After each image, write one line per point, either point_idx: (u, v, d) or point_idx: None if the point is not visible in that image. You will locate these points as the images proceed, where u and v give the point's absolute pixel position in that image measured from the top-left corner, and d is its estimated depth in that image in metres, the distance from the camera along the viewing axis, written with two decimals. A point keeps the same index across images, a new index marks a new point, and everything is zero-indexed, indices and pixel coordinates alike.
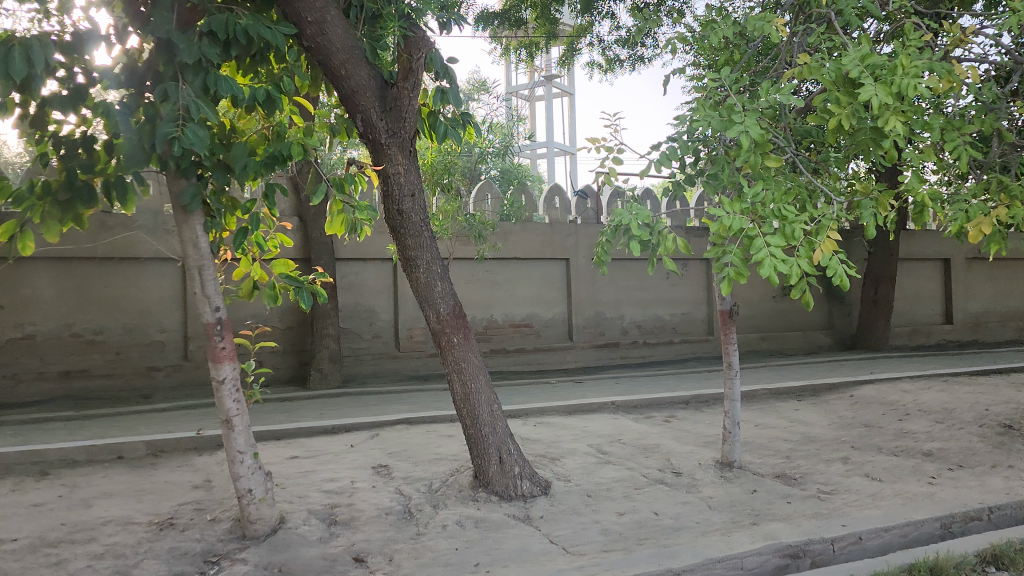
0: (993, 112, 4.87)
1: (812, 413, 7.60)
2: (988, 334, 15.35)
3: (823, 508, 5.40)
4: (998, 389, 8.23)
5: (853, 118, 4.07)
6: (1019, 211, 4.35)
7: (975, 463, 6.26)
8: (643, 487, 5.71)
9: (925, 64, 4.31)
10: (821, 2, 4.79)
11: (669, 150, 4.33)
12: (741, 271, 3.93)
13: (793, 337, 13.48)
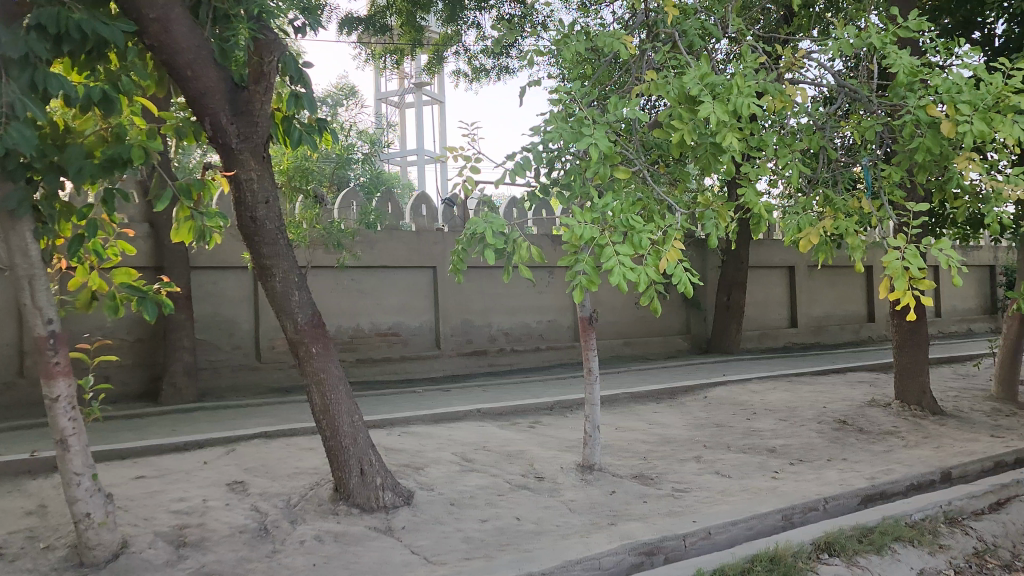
0: (821, 131, 5.25)
1: (669, 415, 7.91)
2: (829, 337, 16.48)
3: (677, 506, 5.62)
4: (835, 387, 8.85)
5: (694, 133, 4.33)
6: (843, 223, 4.70)
7: (814, 457, 6.71)
8: (505, 493, 5.76)
9: (758, 86, 4.67)
10: (668, 22, 5.05)
11: (524, 160, 4.42)
12: (593, 279, 4.08)
13: (654, 342, 14.01)
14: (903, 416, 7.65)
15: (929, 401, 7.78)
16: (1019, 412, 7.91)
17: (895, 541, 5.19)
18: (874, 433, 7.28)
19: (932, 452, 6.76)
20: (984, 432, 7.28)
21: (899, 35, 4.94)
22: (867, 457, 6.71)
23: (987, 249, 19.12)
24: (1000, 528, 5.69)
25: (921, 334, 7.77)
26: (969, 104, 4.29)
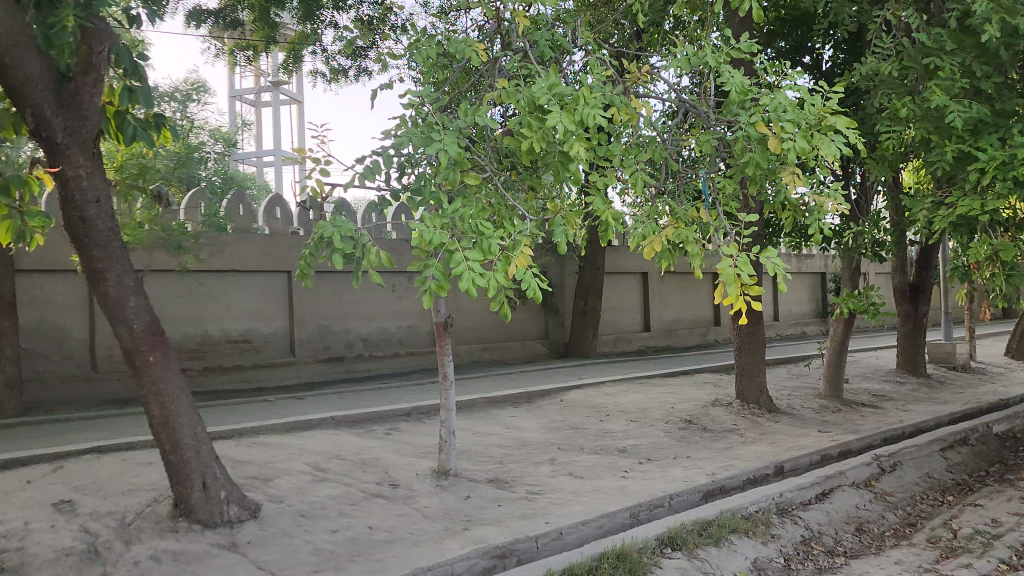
0: (663, 144, 5.48)
1: (525, 419, 8.02)
2: (679, 340, 17.26)
3: (530, 509, 5.70)
4: (681, 389, 9.27)
5: (543, 141, 4.42)
6: (684, 232, 4.93)
7: (662, 456, 6.99)
8: (358, 503, 5.65)
9: (605, 98, 4.83)
10: (519, 32, 5.15)
11: (374, 164, 4.36)
12: (442, 284, 4.07)
13: (514, 347, 14.20)
14: (742, 414, 8.11)
15: (766, 400, 8.29)
16: (842, 409, 8.58)
17: (732, 533, 5.49)
18: (717, 431, 7.67)
19: (767, 448, 7.20)
20: (812, 428, 7.84)
21: (731, 54, 5.26)
22: (710, 454, 7.06)
23: (817, 257, 20.64)
24: (825, 517, 6.13)
25: (758, 338, 8.27)
26: (793, 122, 4.63)
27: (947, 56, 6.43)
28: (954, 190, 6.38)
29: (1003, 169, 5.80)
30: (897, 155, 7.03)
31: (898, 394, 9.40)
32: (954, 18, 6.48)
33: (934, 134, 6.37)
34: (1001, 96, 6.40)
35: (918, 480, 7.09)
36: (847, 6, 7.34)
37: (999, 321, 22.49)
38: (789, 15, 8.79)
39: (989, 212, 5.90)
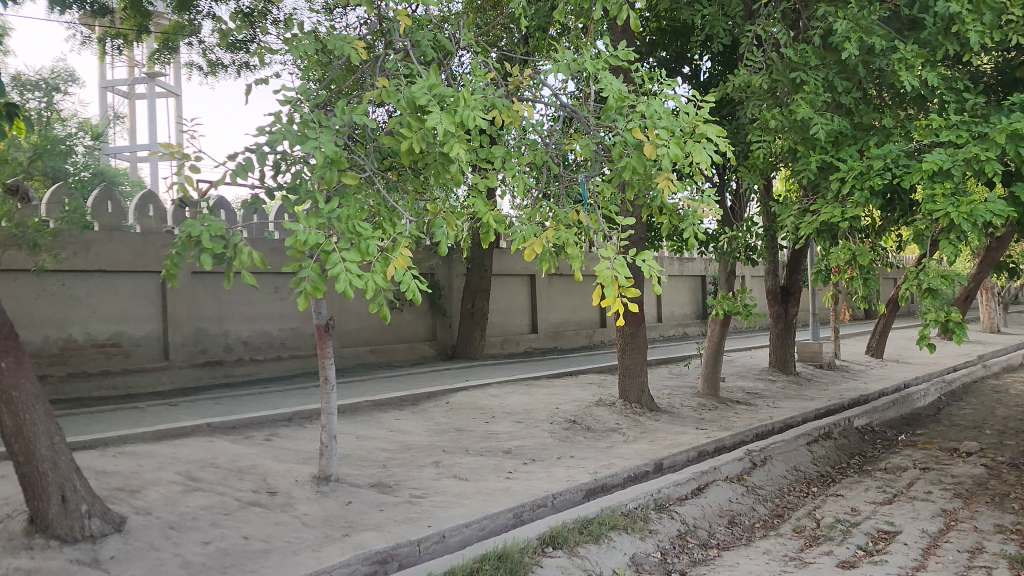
0: (544, 147, 5.55)
1: (410, 422, 7.94)
2: (565, 341, 17.57)
3: (413, 513, 5.64)
4: (566, 389, 9.42)
5: (423, 142, 4.39)
6: (563, 234, 5.01)
7: (545, 456, 7.07)
8: (233, 512, 5.44)
9: (486, 100, 4.85)
10: (400, 31, 5.11)
11: (247, 161, 4.20)
12: (318, 286, 3.95)
13: (401, 349, 14.08)
14: (624, 413, 8.30)
15: (647, 399, 8.53)
16: (718, 406, 8.92)
17: (611, 530, 5.61)
18: (599, 430, 7.83)
19: (647, 446, 7.41)
20: (690, 426, 8.12)
21: (609, 62, 5.39)
22: (592, 453, 7.19)
23: (698, 261, 21.48)
24: (700, 511, 6.36)
25: (640, 339, 8.50)
26: (667, 129, 4.78)
27: (811, 71, 6.80)
28: (818, 199, 6.75)
29: (861, 179, 6.19)
30: (767, 163, 7.38)
31: (769, 391, 9.87)
32: (817, 36, 6.87)
33: (800, 145, 6.73)
34: (859, 111, 6.83)
35: (786, 473, 7.46)
36: (722, 20, 7.66)
37: (862, 322, 24.05)
38: (669, 27, 9.11)
39: (849, 219, 6.27)
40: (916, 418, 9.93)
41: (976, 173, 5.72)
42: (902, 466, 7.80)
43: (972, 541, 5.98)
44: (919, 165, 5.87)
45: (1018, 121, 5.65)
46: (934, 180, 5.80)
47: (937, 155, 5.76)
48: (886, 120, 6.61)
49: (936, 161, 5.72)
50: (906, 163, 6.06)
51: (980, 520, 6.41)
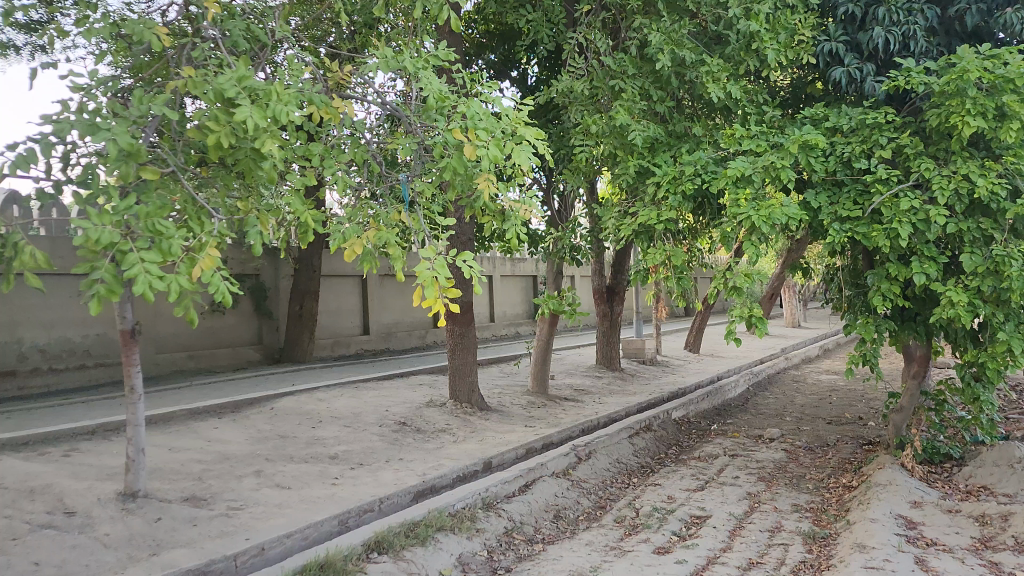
0: (366, 145, 5.45)
1: (229, 430, 7.57)
2: (397, 342, 17.40)
3: (229, 526, 5.36)
4: (397, 392, 9.32)
5: (232, 136, 4.16)
6: (385, 234, 4.92)
7: (373, 460, 6.96)
8: (22, 537, 4.94)
9: (303, 96, 4.68)
10: (209, 20, 4.87)
11: (29, 152, 3.81)
12: (114, 289, 3.63)
13: (222, 354, 13.42)
14: (454, 413, 8.32)
15: (477, 399, 8.60)
16: (546, 404, 9.14)
17: (437, 531, 5.59)
18: (429, 431, 7.81)
19: (476, 445, 7.46)
20: (518, 423, 8.26)
21: (430, 61, 5.38)
22: (420, 455, 7.15)
23: (529, 262, 22.06)
24: (526, 507, 6.47)
25: (469, 339, 8.55)
26: (487, 130, 4.82)
27: (628, 79, 7.11)
28: (636, 201, 7.04)
29: (674, 184, 6.53)
30: (588, 168, 7.64)
31: (595, 387, 10.22)
32: (634, 46, 7.18)
33: (619, 150, 7.02)
34: (673, 119, 7.23)
35: (608, 466, 7.75)
36: (545, 25, 7.85)
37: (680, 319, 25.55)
38: (496, 30, 9.28)
39: (663, 221, 6.58)
40: (726, 409, 10.63)
41: (774, 180, 6.19)
42: (713, 454, 8.32)
43: (772, 521, 6.46)
44: (725, 171, 6.27)
45: (808, 133, 6.18)
46: (738, 186, 6.21)
47: (740, 163, 6.18)
48: (697, 130, 7.03)
49: (738, 168, 6.14)
50: (713, 170, 6.46)
51: (780, 500, 6.95)
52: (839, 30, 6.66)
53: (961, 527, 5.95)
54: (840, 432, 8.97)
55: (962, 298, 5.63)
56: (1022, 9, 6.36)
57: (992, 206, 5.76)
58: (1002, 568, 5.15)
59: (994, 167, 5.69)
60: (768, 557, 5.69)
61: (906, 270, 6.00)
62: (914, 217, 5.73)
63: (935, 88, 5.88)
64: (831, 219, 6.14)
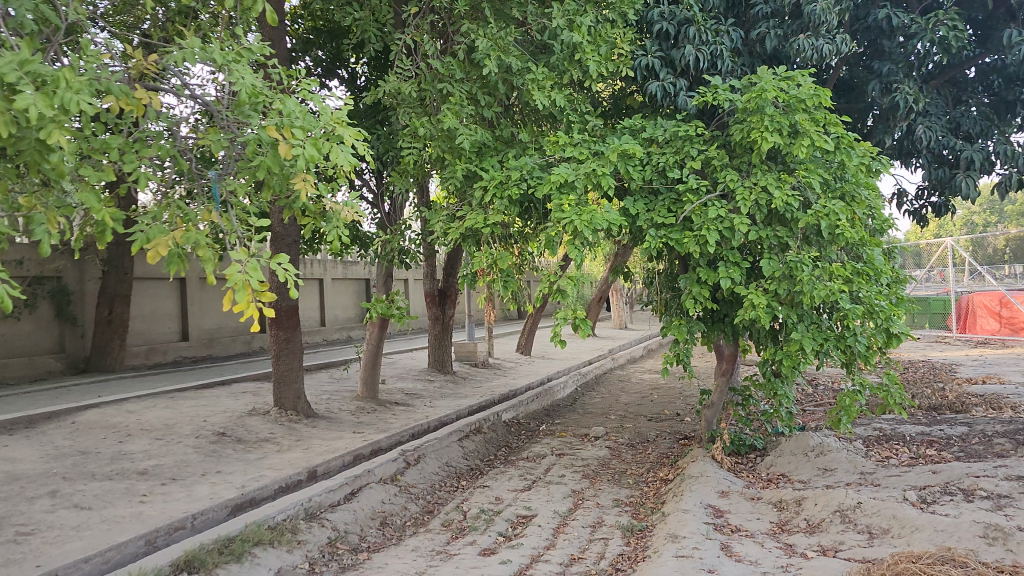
0: (174, 141, 5.12)
1: (22, 448, 6.89)
2: (220, 349, 16.59)
3: (16, 553, 4.85)
4: (217, 401, 8.86)
5: (12, 126, 3.77)
6: (194, 233, 4.64)
7: (187, 474, 6.56)
8: None
9: (100, 85, 4.33)
10: None
11: None
12: None
13: (17, 364, 12.26)
14: (279, 421, 8.01)
15: (303, 405, 8.34)
16: (376, 409, 9.00)
17: (255, 546, 5.33)
18: (251, 441, 7.47)
19: (301, 454, 7.22)
20: (346, 430, 8.09)
21: (244, 55, 5.20)
22: (240, 466, 6.82)
23: (362, 265, 21.81)
24: (351, 516, 6.32)
25: (295, 345, 8.28)
26: (304, 129, 4.68)
27: (456, 83, 7.13)
28: (464, 206, 7.06)
29: (501, 189, 6.60)
30: (416, 170, 7.58)
31: (426, 391, 10.18)
32: (461, 51, 7.22)
33: (447, 153, 7.03)
34: (500, 125, 7.34)
35: (437, 470, 7.74)
36: (373, 25, 7.75)
37: (512, 322, 26.16)
38: (324, 27, 9.10)
39: (490, 225, 6.62)
40: (555, 410, 10.92)
41: (595, 187, 6.40)
42: (541, 453, 8.50)
43: (594, 517, 6.67)
44: (549, 178, 6.41)
45: (626, 143, 6.45)
46: (561, 192, 6.36)
47: (563, 169, 6.33)
48: (522, 136, 7.18)
49: (562, 174, 6.30)
50: (538, 175, 6.61)
51: (602, 496, 7.19)
52: (655, 46, 7.05)
53: (761, 513, 6.40)
54: (659, 428, 9.44)
55: (762, 301, 6.07)
56: (813, 36, 6.95)
57: (787, 216, 6.25)
58: (796, 548, 5.57)
59: (788, 180, 6.19)
60: (589, 552, 5.86)
61: (714, 275, 6.38)
62: (721, 225, 6.12)
63: (739, 105, 6.33)
64: (647, 226, 6.42)
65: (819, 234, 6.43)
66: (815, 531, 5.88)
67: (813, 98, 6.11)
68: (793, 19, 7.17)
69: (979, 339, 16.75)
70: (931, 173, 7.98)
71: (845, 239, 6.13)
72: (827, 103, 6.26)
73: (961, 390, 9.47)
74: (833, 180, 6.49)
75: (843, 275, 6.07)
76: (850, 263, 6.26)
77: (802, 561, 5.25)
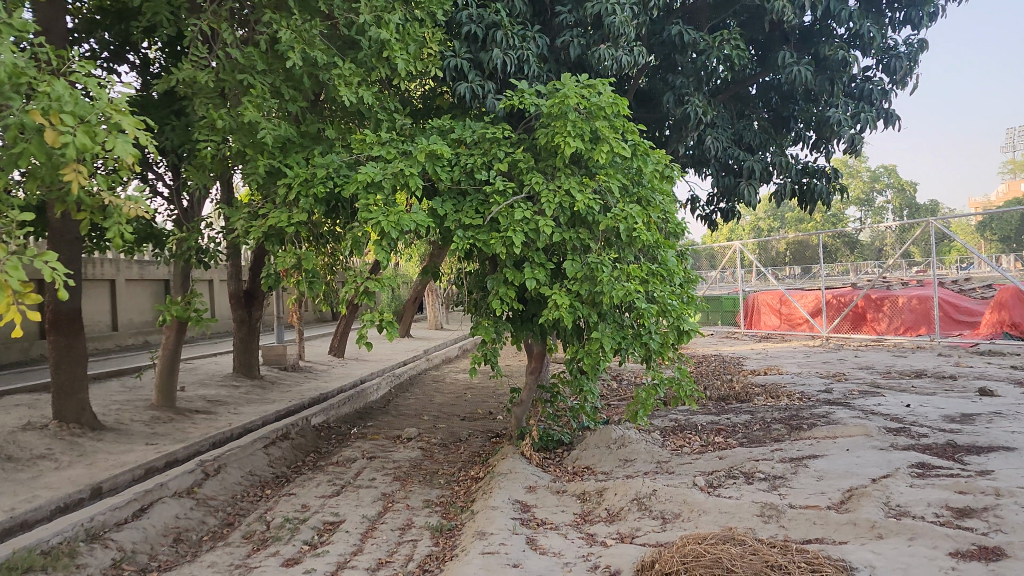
0: None
1: None
2: None
3: None
4: None
5: None
6: None
7: None
8: None
9: None
10: None
11: None
12: None
13: None
14: (59, 435, 7.30)
15: (87, 417, 7.66)
16: (174, 418, 8.45)
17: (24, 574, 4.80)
18: (25, 458, 6.67)
19: (83, 470, 6.62)
20: (138, 442, 7.52)
21: (3, 31, 4.69)
22: (10, 487, 6.14)
23: (161, 265, 20.46)
24: (140, 534, 5.87)
25: (77, 351, 7.63)
26: (75, 115, 4.29)
27: (258, 75, 6.84)
28: (267, 203, 6.77)
29: (306, 186, 6.38)
30: (215, 164, 7.19)
31: (230, 397, 9.70)
32: (263, 41, 6.92)
33: (248, 148, 6.73)
34: (306, 121, 7.13)
35: (239, 480, 7.39)
36: (166, 8, 7.26)
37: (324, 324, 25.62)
38: (112, 8, 8.44)
39: (294, 224, 6.37)
40: (368, 412, 10.75)
41: (402, 187, 6.33)
42: (351, 457, 8.33)
43: (403, 519, 6.61)
44: (356, 176, 6.26)
45: (434, 143, 6.44)
46: (368, 191, 6.24)
47: (370, 168, 6.20)
48: (329, 133, 7.01)
49: (368, 173, 6.16)
50: (345, 174, 6.45)
51: (412, 498, 7.14)
52: (464, 48, 7.27)
53: (565, 506, 6.62)
54: (471, 427, 9.54)
55: (565, 301, 6.26)
56: (613, 47, 7.28)
57: (588, 218, 6.49)
58: (596, 537, 5.80)
59: (589, 184, 6.42)
60: (396, 555, 5.79)
61: (520, 276, 6.52)
62: (526, 227, 6.24)
63: (544, 109, 6.51)
64: (455, 227, 6.43)
65: (618, 236, 6.72)
66: (614, 519, 6.15)
67: (612, 106, 6.39)
68: (595, 30, 7.51)
69: (762, 334, 18.32)
70: (719, 180, 8.62)
71: (641, 242, 6.46)
72: (625, 111, 6.57)
73: (746, 381, 10.29)
74: (630, 185, 6.81)
75: (639, 275, 6.40)
76: (646, 265, 6.60)
77: (601, 549, 5.46)
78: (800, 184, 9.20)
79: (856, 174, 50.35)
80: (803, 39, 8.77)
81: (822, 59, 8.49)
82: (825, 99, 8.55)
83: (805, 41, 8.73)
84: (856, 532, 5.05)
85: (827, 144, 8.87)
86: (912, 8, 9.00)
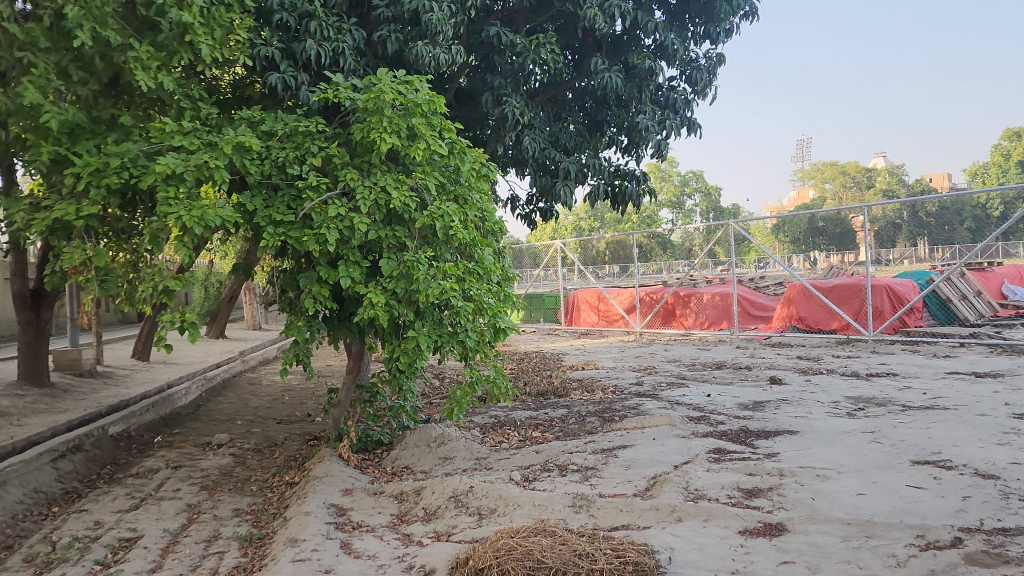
0: None
1: None
2: None
3: None
4: None
5: None
6: None
7: None
8: None
9: None
10: None
11: None
12: None
13: None
14: None
15: None
16: None
17: None
18: None
19: None
20: None
21: None
22: None
23: None
24: None
25: None
26: None
27: (40, 54, 6.23)
28: (51, 194, 6.17)
29: (97, 177, 5.88)
30: None
31: (14, 407, 8.78)
32: (47, 16, 6.32)
33: (28, 133, 6.11)
34: (98, 105, 6.58)
35: (21, 498, 6.71)
36: None
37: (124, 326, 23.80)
38: None
39: (83, 217, 5.85)
40: (175, 419, 10.12)
41: (206, 180, 5.98)
42: (153, 468, 7.80)
43: (210, 530, 6.25)
44: (154, 166, 5.84)
45: (242, 135, 6.14)
46: (168, 183, 5.83)
47: (170, 159, 5.81)
48: (125, 120, 6.51)
49: (168, 163, 5.76)
50: (142, 164, 6.00)
51: (221, 508, 6.78)
52: (275, 37, 7.10)
53: (383, 507, 6.53)
54: (287, 430, 9.22)
55: (380, 299, 6.17)
56: (430, 44, 7.27)
57: (405, 216, 6.42)
58: (412, 537, 5.75)
59: (405, 181, 6.36)
60: (201, 569, 5.46)
61: (335, 274, 6.36)
62: (340, 224, 6.09)
63: (358, 104, 6.37)
64: (264, 223, 6.16)
65: (435, 235, 6.71)
66: (431, 518, 6.13)
67: (428, 103, 6.36)
68: (412, 27, 7.48)
69: (582, 330, 19.00)
70: (537, 180, 8.83)
71: (457, 240, 6.47)
72: (441, 110, 6.57)
73: (563, 376, 10.60)
74: (447, 183, 6.80)
75: (455, 274, 6.42)
76: (462, 263, 6.63)
77: (417, 549, 5.42)
78: (612, 186, 9.60)
79: (668, 178, 53.30)
80: (614, 47, 9.16)
81: (631, 67, 8.91)
82: (634, 105, 8.97)
83: (616, 49, 9.12)
84: (657, 517, 5.32)
85: (637, 148, 9.31)
86: (710, 24, 9.68)
